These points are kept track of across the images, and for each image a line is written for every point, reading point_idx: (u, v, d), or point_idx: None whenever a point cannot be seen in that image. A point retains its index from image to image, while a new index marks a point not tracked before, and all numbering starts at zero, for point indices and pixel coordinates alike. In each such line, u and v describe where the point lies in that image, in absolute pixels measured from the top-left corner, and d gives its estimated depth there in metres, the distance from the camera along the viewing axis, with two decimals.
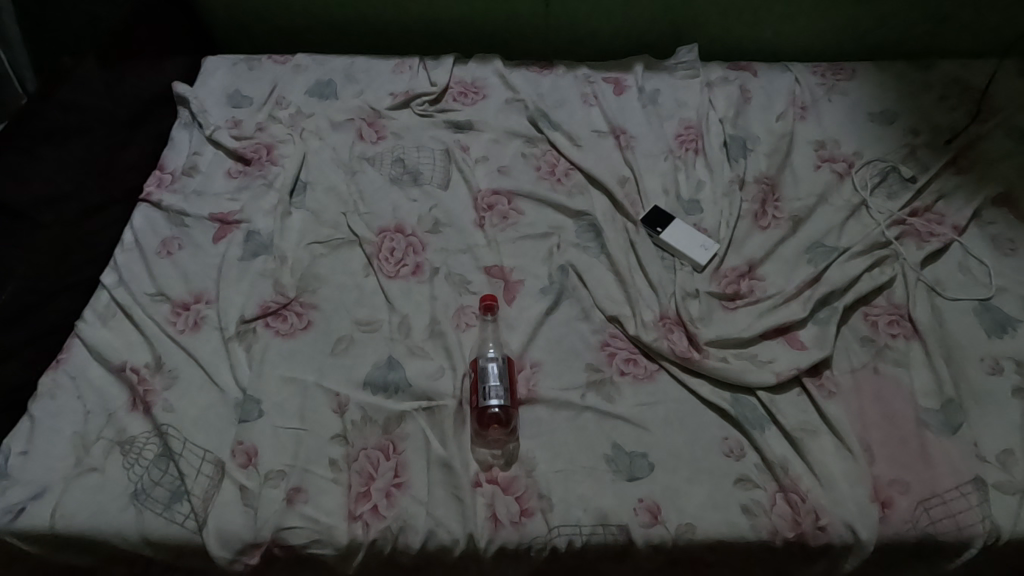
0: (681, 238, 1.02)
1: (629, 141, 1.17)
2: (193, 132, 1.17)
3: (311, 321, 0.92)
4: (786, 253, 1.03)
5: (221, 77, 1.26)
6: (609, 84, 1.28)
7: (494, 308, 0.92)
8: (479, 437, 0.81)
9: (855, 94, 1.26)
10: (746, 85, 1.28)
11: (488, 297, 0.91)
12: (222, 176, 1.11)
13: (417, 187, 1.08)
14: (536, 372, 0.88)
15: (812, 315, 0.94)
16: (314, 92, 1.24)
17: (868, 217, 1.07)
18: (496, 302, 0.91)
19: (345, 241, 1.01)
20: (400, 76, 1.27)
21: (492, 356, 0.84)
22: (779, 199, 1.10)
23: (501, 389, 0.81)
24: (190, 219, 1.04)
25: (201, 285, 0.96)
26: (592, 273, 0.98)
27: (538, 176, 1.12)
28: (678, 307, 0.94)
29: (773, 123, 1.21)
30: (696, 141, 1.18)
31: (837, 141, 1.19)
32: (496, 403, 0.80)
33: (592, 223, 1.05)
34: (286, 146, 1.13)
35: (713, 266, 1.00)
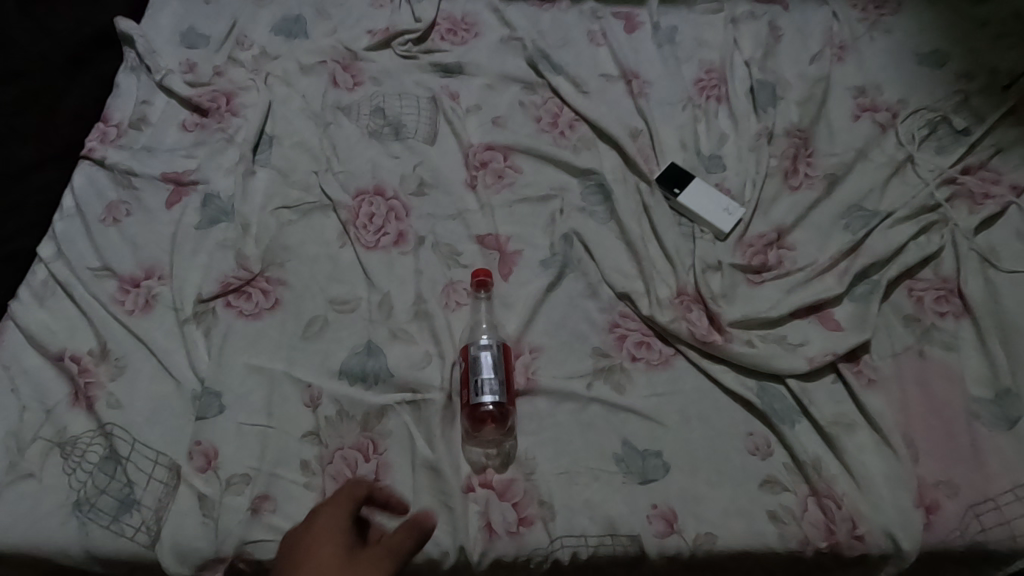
0: (701, 202, 0.89)
1: (642, 88, 1.03)
2: (140, 77, 1.01)
3: (279, 299, 0.81)
4: (819, 219, 0.91)
5: (173, 11, 1.09)
6: (620, 20, 1.12)
7: (488, 285, 0.80)
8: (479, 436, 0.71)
9: (899, 32, 1.11)
10: (777, 21, 1.12)
11: (479, 272, 0.80)
12: (175, 129, 0.96)
13: (400, 142, 0.94)
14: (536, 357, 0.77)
15: (848, 291, 0.84)
16: (281, 29, 1.07)
17: (913, 176, 0.94)
18: (488, 279, 0.80)
19: (316, 206, 0.88)
20: (380, 11, 1.10)
21: (485, 343, 0.72)
22: (812, 154, 0.97)
23: (495, 380, 0.69)
24: (138, 179, 0.91)
25: (153, 258, 0.84)
26: (600, 242, 0.86)
27: (539, 128, 0.98)
28: (698, 283, 0.82)
29: (807, 66, 1.06)
30: (718, 87, 1.03)
31: (879, 86, 1.04)
32: (489, 399, 0.69)
33: (600, 183, 0.91)
34: (249, 94, 0.98)
35: (737, 234, 0.88)
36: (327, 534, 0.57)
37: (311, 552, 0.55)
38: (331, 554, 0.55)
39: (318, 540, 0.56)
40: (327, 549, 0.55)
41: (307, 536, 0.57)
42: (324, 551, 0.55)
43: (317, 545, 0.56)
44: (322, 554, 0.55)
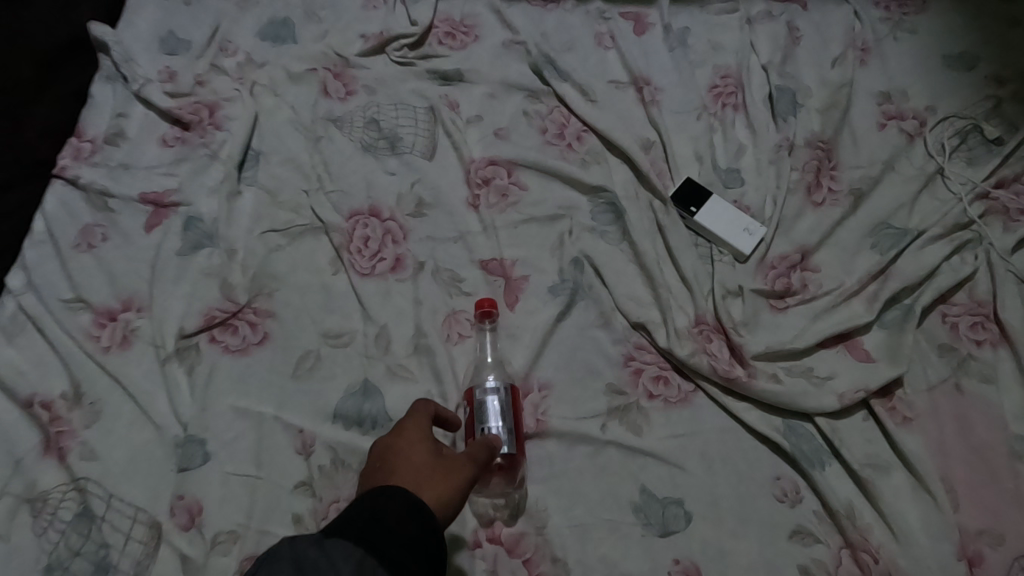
0: (720, 221, 0.84)
1: (654, 95, 0.96)
2: (116, 87, 0.94)
3: (268, 333, 0.75)
4: (845, 237, 0.85)
5: (150, 13, 1.02)
6: (628, 21, 1.05)
7: (494, 315, 0.73)
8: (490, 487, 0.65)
9: (925, 33, 1.04)
10: (795, 21, 1.05)
11: (484, 300, 0.73)
12: (154, 144, 0.90)
13: (396, 157, 0.88)
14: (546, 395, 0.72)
15: (878, 318, 0.78)
16: (267, 33, 1.00)
17: (944, 190, 0.88)
18: (494, 309, 0.73)
19: (307, 228, 0.82)
20: (372, 13, 1.03)
21: (491, 387, 0.65)
22: (836, 166, 0.91)
23: (503, 428, 0.64)
24: (115, 201, 0.84)
25: (131, 288, 0.78)
26: (612, 266, 0.80)
27: (544, 140, 0.91)
28: (718, 311, 0.77)
29: (828, 70, 0.99)
30: (734, 94, 0.97)
31: (905, 92, 0.98)
32: (496, 452, 0.63)
33: (612, 201, 0.85)
34: (233, 105, 0.92)
35: (758, 256, 0.82)
36: (414, 445, 0.59)
37: (406, 459, 0.58)
38: (423, 459, 0.58)
39: (409, 449, 0.59)
40: (419, 455, 0.58)
41: (395, 445, 0.60)
42: (417, 459, 0.58)
43: (408, 454, 0.59)
44: (415, 461, 0.58)
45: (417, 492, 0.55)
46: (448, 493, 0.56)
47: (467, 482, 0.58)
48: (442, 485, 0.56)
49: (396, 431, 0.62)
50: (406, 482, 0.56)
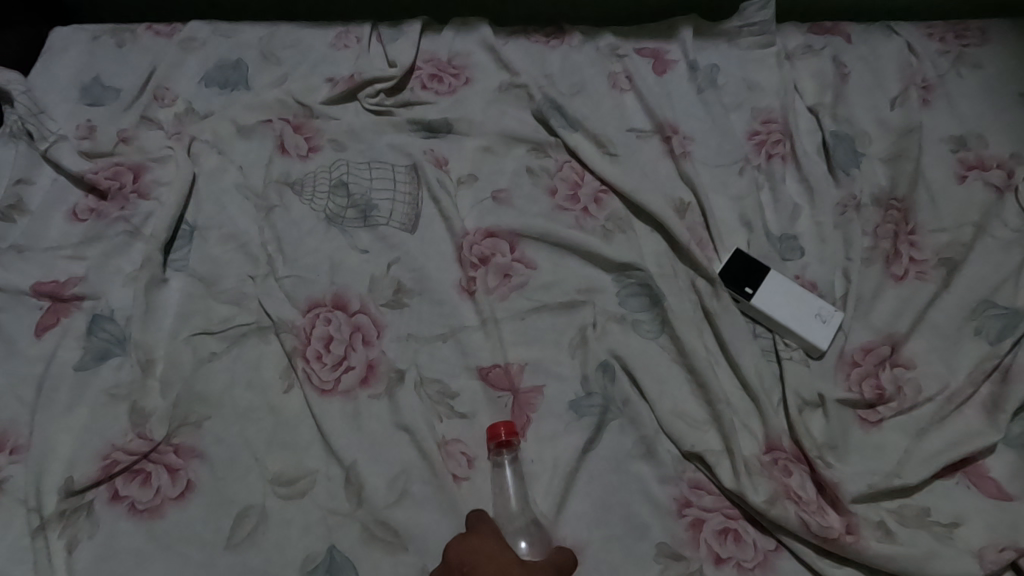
0: (785, 306, 0.65)
1: (684, 145, 0.80)
2: (19, 146, 0.76)
3: (191, 481, 0.55)
4: (943, 321, 0.67)
5: (73, 58, 0.84)
6: (646, 59, 0.89)
7: (513, 443, 0.55)
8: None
9: (993, 68, 0.89)
10: (840, 56, 0.90)
11: (501, 427, 0.53)
12: (61, 218, 0.71)
13: (370, 230, 0.70)
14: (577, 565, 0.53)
15: (1005, 434, 0.60)
16: (214, 78, 0.83)
17: None
18: (515, 434, 0.54)
19: (252, 327, 0.63)
20: (343, 53, 0.86)
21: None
22: (915, 230, 0.74)
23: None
24: (0, 295, 0.65)
25: (5, 419, 0.58)
26: (651, 370, 0.61)
27: (554, 204, 0.74)
28: (796, 432, 0.58)
29: (888, 112, 0.84)
30: (781, 143, 0.80)
31: (983, 137, 0.82)
32: None
33: (645, 281, 0.67)
34: (165, 167, 0.73)
35: (836, 351, 0.64)
36: (497, 555, 0.47)
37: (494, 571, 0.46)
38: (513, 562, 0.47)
39: (495, 556, 0.47)
40: (508, 566, 0.46)
41: (475, 545, 0.48)
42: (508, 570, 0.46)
43: (492, 558, 0.47)
44: (501, 564, 0.46)
45: None
46: None
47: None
48: None
49: (471, 536, 0.49)
50: None
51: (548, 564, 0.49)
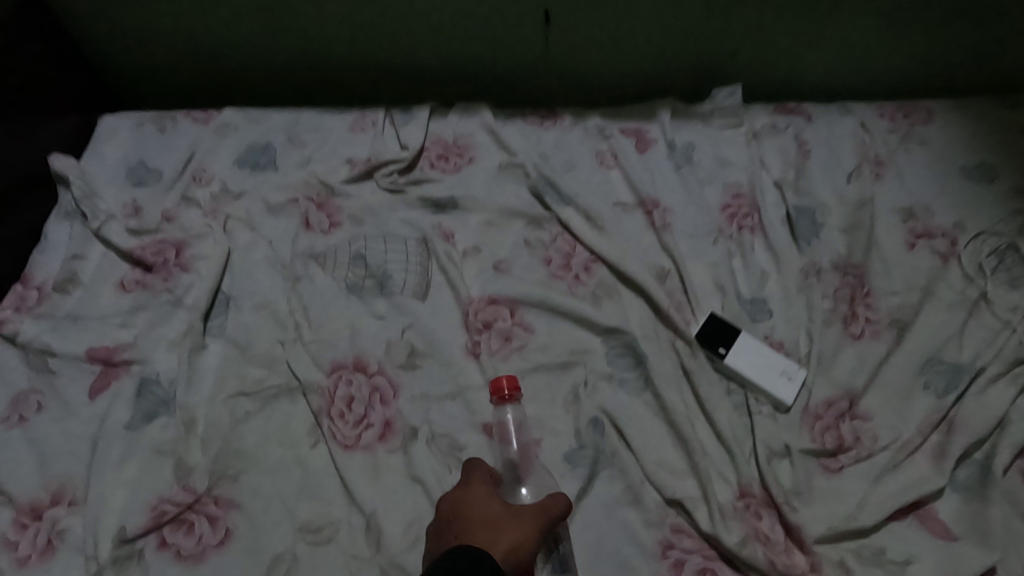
0: (754, 364, 0.74)
1: (664, 217, 0.89)
2: (74, 225, 0.86)
3: (229, 529, 0.62)
4: (896, 376, 0.75)
5: (120, 143, 0.95)
6: (630, 138, 1.00)
7: (514, 397, 0.64)
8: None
9: (937, 144, 1.01)
10: (802, 134, 1.01)
11: (504, 381, 0.63)
12: (110, 290, 0.80)
13: (385, 298, 0.78)
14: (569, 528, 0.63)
15: (950, 479, 0.67)
16: (246, 161, 0.93)
17: (993, 317, 0.80)
18: (519, 389, 0.64)
19: (282, 388, 0.71)
20: (360, 137, 0.97)
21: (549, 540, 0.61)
22: (869, 293, 0.83)
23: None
24: (58, 360, 0.73)
25: (64, 473, 0.65)
26: (637, 424, 0.69)
27: (549, 273, 0.83)
28: (765, 479, 0.66)
29: (844, 186, 0.94)
30: (750, 215, 0.90)
31: (929, 207, 0.92)
32: None
33: (630, 343, 0.75)
34: (203, 243, 0.83)
35: (801, 404, 0.72)
36: (478, 500, 0.58)
37: (473, 514, 0.57)
38: (494, 513, 0.57)
39: (475, 502, 0.58)
40: (485, 509, 0.57)
41: (465, 502, 0.59)
42: (485, 512, 0.57)
43: (475, 504, 0.58)
44: (482, 508, 0.57)
45: (490, 545, 0.53)
46: (520, 542, 0.54)
47: (537, 532, 0.56)
48: (512, 535, 0.54)
49: (465, 485, 0.61)
50: (479, 535, 0.55)
51: (536, 504, 0.58)
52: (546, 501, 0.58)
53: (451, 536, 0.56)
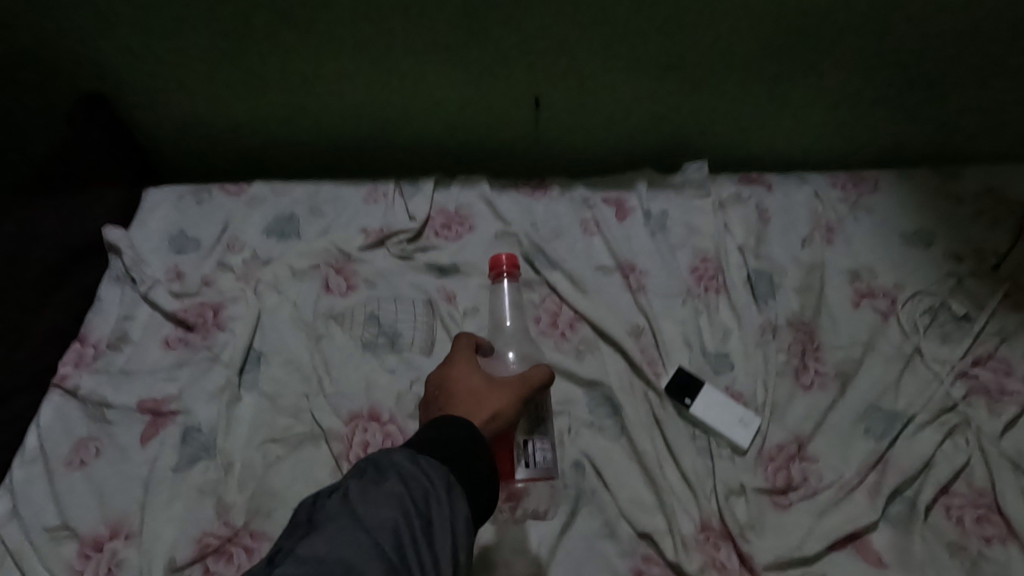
0: (716, 413, 0.85)
1: (640, 280, 1.02)
2: (124, 289, 0.99)
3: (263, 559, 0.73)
4: (839, 422, 0.86)
5: (163, 215, 1.08)
6: (611, 207, 1.13)
7: (511, 273, 0.85)
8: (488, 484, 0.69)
9: (882, 212, 1.14)
10: (763, 203, 1.15)
11: (504, 259, 0.84)
12: (157, 347, 0.92)
13: (396, 354, 0.90)
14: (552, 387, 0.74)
15: (884, 513, 0.78)
16: (273, 229, 1.06)
17: (925, 370, 0.92)
18: (517, 266, 0.85)
19: (307, 435, 0.82)
20: (373, 207, 1.10)
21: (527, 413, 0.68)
22: (819, 347, 0.95)
23: (547, 441, 0.69)
24: (113, 410, 0.85)
25: (121, 510, 0.76)
26: (613, 466, 0.80)
27: (539, 331, 0.95)
28: (722, 514, 0.77)
29: (799, 250, 1.07)
30: (716, 277, 1.03)
31: (873, 269, 1.05)
32: (534, 469, 0.66)
33: (608, 394, 0.87)
34: (237, 305, 0.95)
35: (756, 448, 0.83)
36: (464, 375, 0.68)
37: (459, 389, 0.67)
38: (474, 385, 0.66)
39: (461, 378, 0.68)
40: (470, 383, 0.67)
41: (450, 375, 0.69)
42: (470, 385, 0.67)
43: (461, 379, 0.68)
44: (466, 383, 0.67)
45: (476, 408, 0.63)
46: (502, 407, 0.64)
47: (514, 394, 0.65)
48: (495, 402, 0.64)
49: (452, 363, 0.71)
50: (465, 402, 0.64)
51: (517, 377, 0.67)
52: (525, 375, 0.67)
53: (440, 408, 0.66)
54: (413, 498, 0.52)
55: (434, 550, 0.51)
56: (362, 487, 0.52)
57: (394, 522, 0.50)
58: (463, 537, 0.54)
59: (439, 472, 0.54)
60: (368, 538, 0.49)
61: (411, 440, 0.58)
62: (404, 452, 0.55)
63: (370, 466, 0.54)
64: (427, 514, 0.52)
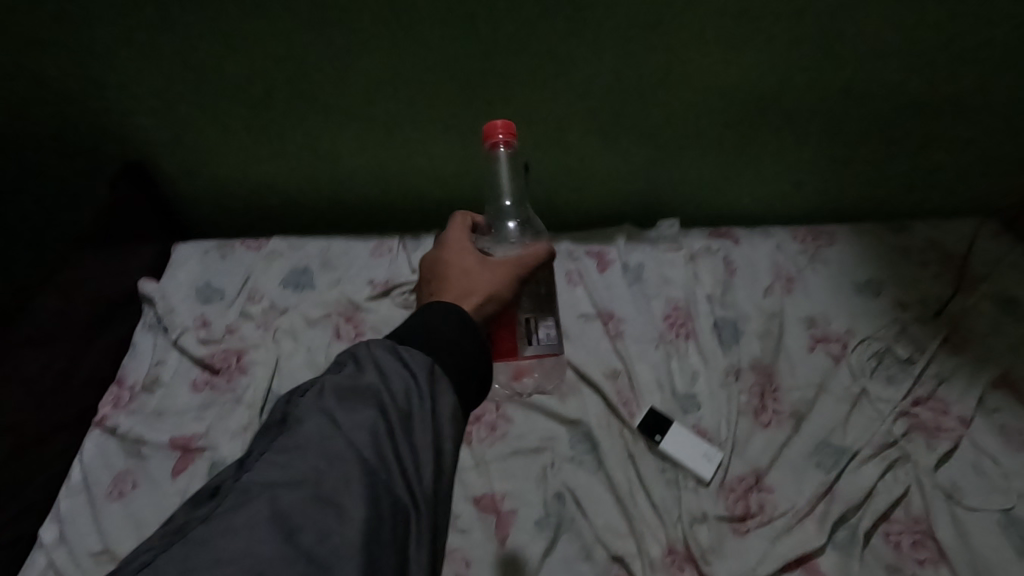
0: (683, 448, 0.96)
1: (618, 327, 1.14)
2: (156, 336, 1.11)
3: None
4: (793, 456, 0.97)
5: (190, 268, 1.21)
6: (593, 259, 1.26)
7: (507, 143, 0.78)
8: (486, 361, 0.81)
9: (837, 263, 1.27)
10: (730, 255, 1.27)
11: (499, 127, 0.77)
12: (186, 389, 1.03)
13: None
14: (546, 275, 0.85)
15: (831, 538, 0.88)
16: (290, 281, 1.19)
17: (872, 409, 1.03)
18: (514, 136, 0.78)
19: None
20: (379, 261, 1.23)
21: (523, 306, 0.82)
22: (777, 389, 1.06)
23: (548, 322, 0.84)
24: (147, 447, 0.95)
25: None
26: (591, 497, 0.91)
27: (526, 374, 1.06)
28: (687, 539, 0.87)
29: (762, 299, 1.19)
30: (686, 324, 1.14)
31: (828, 316, 1.17)
32: (538, 346, 0.82)
33: (587, 432, 0.98)
34: (257, 351, 1.07)
35: (718, 479, 0.94)
36: (456, 257, 0.73)
37: (451, 269, 0.72)
38: (466, 264, 0.72)
39: (452, 260, 0.73)
40: (462, 264, 0.72)
41: (441, 258, 0.74)
42: (462, 265, 0.72)
43: (453, 260, 0.73)
44: (457, 263, 0.72)
45: (467, 287, 0.69)
46: (491, 288, 0.69)
47: (507, 277, 0.71)
48: (484, 282, 0.70)
49: (444, 245, 0.75)
50: (457, 280, 0.70)
51: (507, 262, 0.73)
52: (515, 261, 0.73)
53: (432, 289, 0.71)
54: (391, 396, 0.55)
55: (414, 440, 0.54)
56: (340, 385, 0.55)
57: (371, 418, 0.53)
58: (447, 424, 0.56)
59: (421, 363, 0.57)
60: (341, 436, 0.52)
61: (406, 320, 0.61)
62: (385, 346, 0.58)
63: (352, 363, 0.58)
64: (406, 407, 0.55)
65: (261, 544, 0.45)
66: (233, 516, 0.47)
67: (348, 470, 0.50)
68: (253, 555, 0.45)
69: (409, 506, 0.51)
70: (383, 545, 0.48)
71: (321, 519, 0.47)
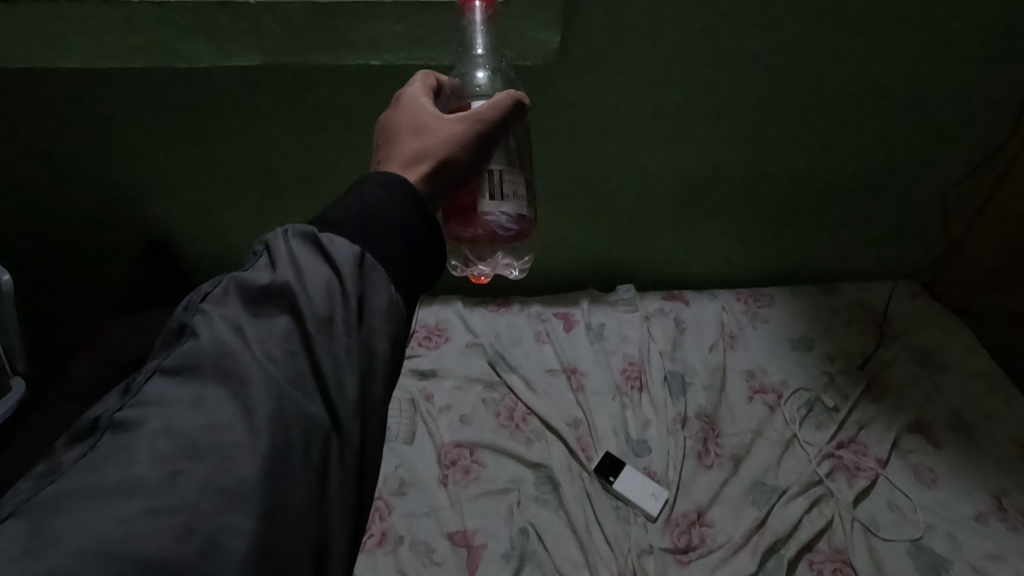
0: (634, 488, 1.09)
1: (580, 380, 1.29)
2: None
3: None
4: (731, 494, 1.11)
5: None
6: (560, 319, 1.42)
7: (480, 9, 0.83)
8: (447, 231, 0.75)
9: (775, 320, 1.43)
10: (681, 315, 1.44)
11: None
12: None
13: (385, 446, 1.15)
14: (518, 130, 0.77)
15: (761, 566, 1.01)
16: None
17: (801, 452, 1.17)
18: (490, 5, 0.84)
19: None
20: None
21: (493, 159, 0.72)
22: (719, 435, 1.20)
23: (515, 180, 0.74)
24: None
25: None
26: (552, 532, 1.03)
27: (498, 423, 1.20)
28: (634, 568, 0.99)
29: (708, 354, 1.35)
30: (639, 377, 1.30)
31: (765, 369, 1.33)
32: (500, 208, 0.71)
33: (549, 474, 1.12)
34: None
35: (664, 515, 1.07)
36: (412, 116, 0.71)
37: (405, 129, 0.70)
38: (422, 123, 0.70)
39: (406, 120, 0.71)
40: (417, 124, 0.70)
41: (396, 120, 0.72)
42: (418, 125, 0.70)
43: (409, 118, 0.71)
44: (412, 123, 0.71)
45: (421, 149, 0.67)
46: (447, 149, 0.67)
47: (466, 134, 0.68)
48: (439, 143, 0.67)
49: (402, 104, 0.74)
50: (412, 143, 0.69)
51: (463, 118, 0.69)
52: (472, 114, 0.69)
53: (386, 151, 0.70)
54: (311, 304, 0.52)
55: (334, 349, 0.51)
56: (250, 289, 0.52)
57: (286, 325, 0.51)
58: (373, 330, 0.54)
59: (345, 255, 0.54)
60: (250, 347, 0.48)
61: (340, 197, 0.58)
62: (307, 239, 0.55)
63: (267, 260, 0.55)
64: (326, 314, 0.52)
65: (157, 454, 0.42)
66: (123, 441, 0.43)
67: (261, 388, 0.47)
68: (139, 478, 0.41)
69: (329, 423, 0.49)
70: (296, 465, 0.46)
71: (224, 445, 0.44)
